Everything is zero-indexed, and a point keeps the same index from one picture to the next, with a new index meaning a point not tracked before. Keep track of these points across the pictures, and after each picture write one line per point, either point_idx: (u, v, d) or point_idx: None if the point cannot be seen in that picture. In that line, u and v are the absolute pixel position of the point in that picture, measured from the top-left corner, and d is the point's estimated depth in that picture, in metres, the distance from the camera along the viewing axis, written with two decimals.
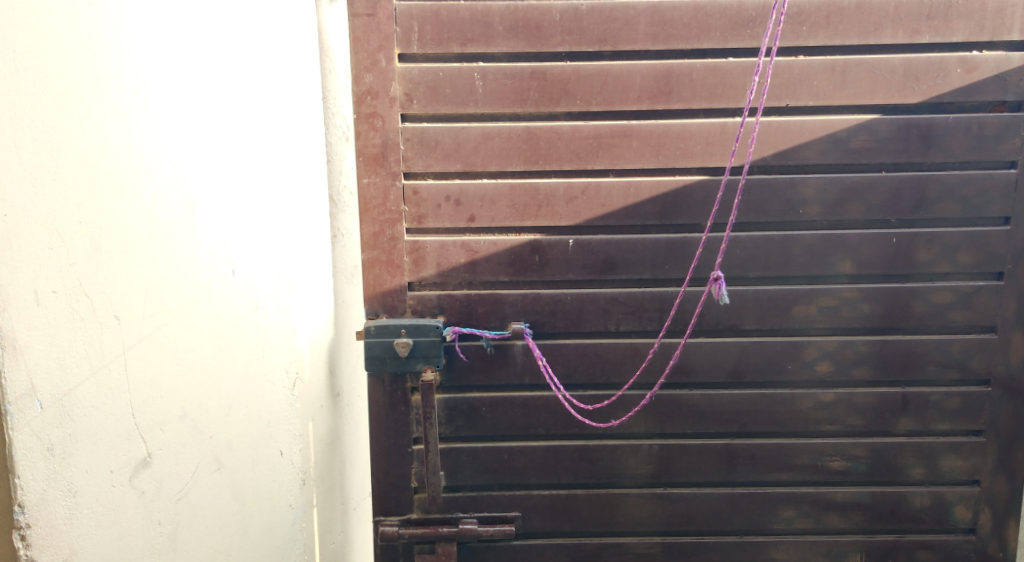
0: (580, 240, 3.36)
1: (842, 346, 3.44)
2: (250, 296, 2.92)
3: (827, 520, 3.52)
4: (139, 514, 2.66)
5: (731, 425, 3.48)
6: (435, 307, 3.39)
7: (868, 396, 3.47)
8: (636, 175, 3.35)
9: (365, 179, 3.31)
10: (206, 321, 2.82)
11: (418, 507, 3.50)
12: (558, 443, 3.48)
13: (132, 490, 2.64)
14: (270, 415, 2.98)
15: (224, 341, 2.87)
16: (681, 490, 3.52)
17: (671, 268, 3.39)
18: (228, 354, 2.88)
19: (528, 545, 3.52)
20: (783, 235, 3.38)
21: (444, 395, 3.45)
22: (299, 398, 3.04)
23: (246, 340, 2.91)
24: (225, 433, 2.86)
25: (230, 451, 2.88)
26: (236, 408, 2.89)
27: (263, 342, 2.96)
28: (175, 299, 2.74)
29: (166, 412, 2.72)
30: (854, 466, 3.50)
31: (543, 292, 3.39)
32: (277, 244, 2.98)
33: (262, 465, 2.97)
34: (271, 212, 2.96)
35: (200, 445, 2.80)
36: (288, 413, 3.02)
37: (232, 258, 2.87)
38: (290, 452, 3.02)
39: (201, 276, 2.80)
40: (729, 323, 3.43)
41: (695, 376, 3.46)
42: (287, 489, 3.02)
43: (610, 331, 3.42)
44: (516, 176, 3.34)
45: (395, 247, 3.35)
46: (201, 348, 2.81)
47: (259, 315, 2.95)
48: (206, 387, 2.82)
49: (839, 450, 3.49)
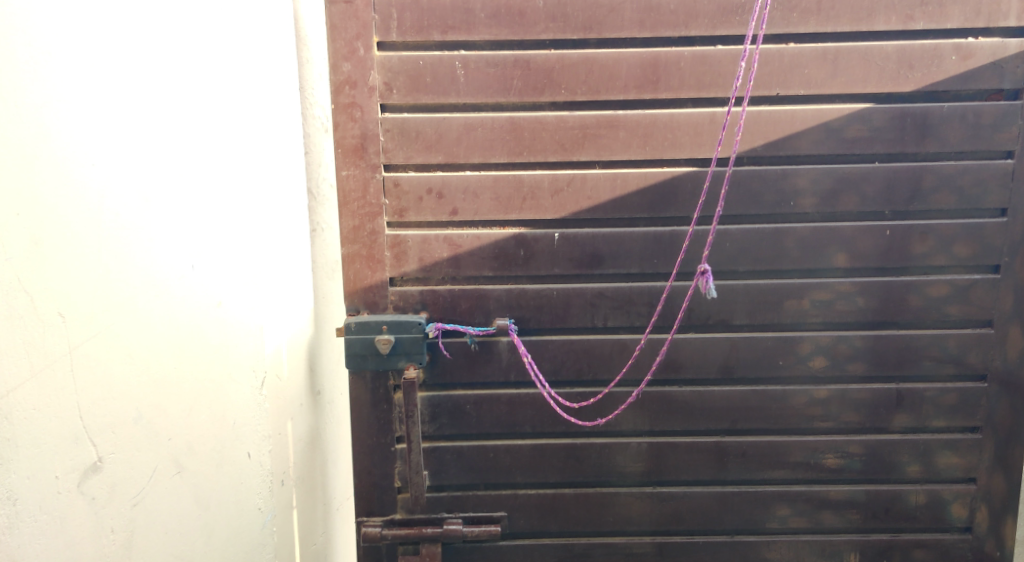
0: (566, 234, 3.28)
1: (836, 342, 3.36)
2: (212, 292, 2.83)
3: (821, 518, 3.44)
4: (90, 521, 2.56)
5: (722, 422, 3.40)
6: (417, 303, 3.31)
7: (863, 392, 3.39)
8: (623, 166, 3.26)
9: (344, 171, 3.23)
10: (164, 318, 2.72)
11: (402, 508, 3.42)
12: (544, 442, 3.40)
13: (81, 496, 2.55)
14: (236, 416, 2.90)
15: (184, 339, 2.77)
16: (670, 489, 3.44)
17: (660, 261, 3.30)
18: (189, 352, 2.78)
19: (514, 545, 3.44)
20: (775, 227, 3.30)
21: (427, 392, 3.37)
22: (268, 398, 2.96)
23: (208, 338, 2.82)
24: (186, 436, 2.77)
25: (192, 454, 2.79)
26: (198, 408, 2.80)
27: (228, 340, 2.87)
28: (128, 295, 2.65)
29: (119, 414, 2.62)
30: (849, 464, 3.42)
31: (528, 287, 3.30)
32: (241, 242, 2.88)
33: (228, 468, 2.88)
34: (234, 208, 2.86)
35: (157, 448, 2.71)
36: (256, 414, 2.94)
37: (192, 253, 2.78)
38: (259, 454, 2.95)
39: (158, 273, 2.71)
40: (718, 318, 3.35)
41: (685, 372, 3.37)
42: (255, 492, 2.94)
43: (598, 327, 3.34)
44: (500, 168, 3.26)
45: (376, 241, 3.26)
46: (158, 347, 2.71)
47: (222, 312, 2.86)
48: (164, 387, 2.73)
49: (833, 447, 3.42)
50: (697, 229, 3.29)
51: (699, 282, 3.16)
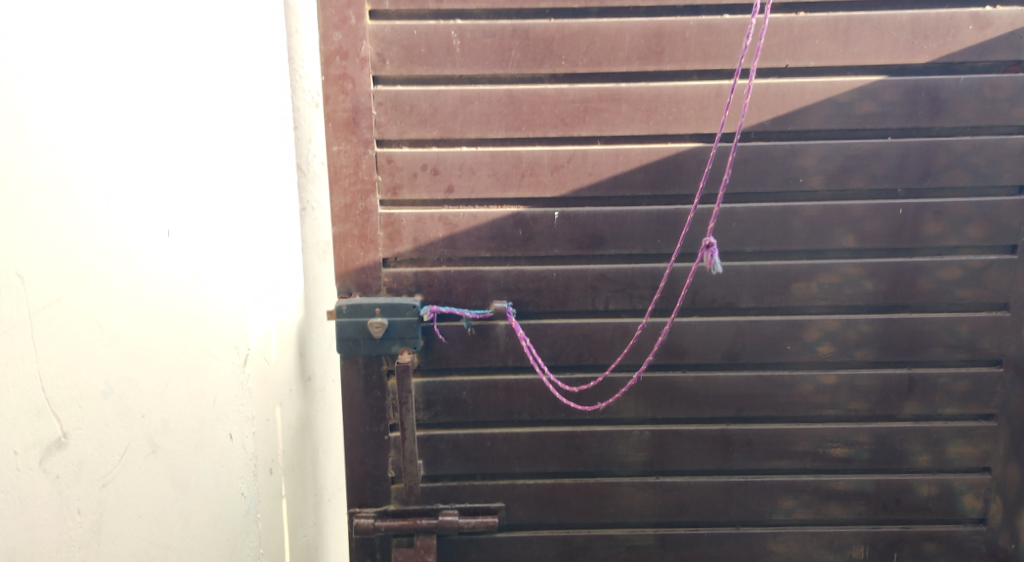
0: (566, 212, 3.15)
1: (845, 326, 3.25)
2: (190, 261, 2.73)
3: (828, 510, 3.33)
4: (54, 501, 2.63)
5: (727, 409, 3.29)
6: (411, 285, 3.18)
7: (871, 379, 3.27)
8: (626, 142, 3.14)
9: (336, 147, 3.10)
10: (135, 287, 2.68)
11: (396, 499, 3.30)
12: (543, 430, 3.28)
13: (44, 474, 2.61)
14: (216, 395, 2.78)
15: (158, 311, 2.71)
16: (673, 479, 3.32)
17: (663, 242, 3.17)
18: (163, 323, 2.71)
19: (512, 538, 3.32)
20: (783, 206, 3.18)
21: (422, 378, 3.25)
22: (252, 377, 2.82)
23: (185, 310, 2.73)
24: (160, 413, 2.72)
25: (167, 433, 2.74)
26: (174, 385, 2.74)
27: (206, 312, 2.76)
28: (95, 258, 2.63)
29: (87, 387, 2.64)
30: (856, 453, 3.31)
31: (527, 268, 3.18)
32: (220, 211, 2.76)
33: (207, 449, 2.79)
34: (214, 176, 2.75)
35: (129, 426, 2.69)
36: (239, 394, 2.81)
37: (167, 217, 2.69)
38: (240, 435, 2.82)
39: (130, 235, 2.66)
40: (724, 301, 3.23)
41: (689, 357, 3.26)
42: (239, 476, 2.82)
43: (599, 310, 3.22)
44: (497, 144, 3.13)
45: (368, 220, 3.14)
46: (128, 316, 2.67)
47: (201, 282, 2.76)
48: (135, 361, 2.69)
49: (840, 436, 3.30)
50: (701, 208, 3.17)
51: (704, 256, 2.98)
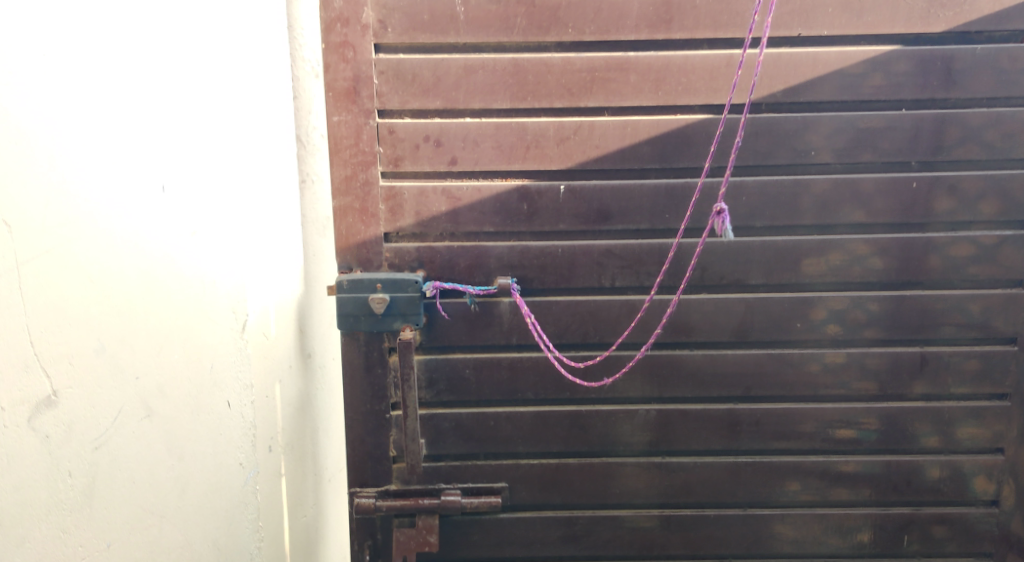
0: (572, 186, 3.08)
1: (851, 306, 3.18)
2: (186, 222, 2.59)
3: (834, 493, 3.27)
4: (43, 462, 2.28)
5: (735, 388, 3.22)
6: (413, 260, 3.11)
7: (880, 358, 3.20)
8: (633, 113, 3.06)
9: (336, 117, 3.03)
10: (129, 241, 2.45)
11: (398, 479, 3.25)
12: (547, 409, 3.21)
13: (34, 433, 2.26)
14: (213, 360, 2.67)
15: (151, 269, 2.51)
16: (680, 460, 3.26)
17: (671, 216, 3.10)
18: (157, 280, 2.53)
19: (515, 518, 3.26)
20: (794, 179, 3.11)
21: (424, 356, 3.18)
22: (249, 343, 2.75)
23: (181, 270, 2.59)
24: (155, 374, 2.52)
25: (163, 397, 2.54)
26: (170, 347, 2.56)
27: (201, 274, 2.64)
28: (80, 210, 2.34)
29: (77, 343, 2.34)
30: (864, 434, 3.25)
31: (532, 244, 3.11)
32: (212, 172, 2.65)
33: (204, 416, 2.65)
34: (206, 137, 2.63)
35: (123, 387, 2.44)
36: (237, 361, 2.73)
37: (161, 172, 2.52)
38: (239, 403, 2.74)
39: (120, 190, 2.43)
40: (734, 278, 3.16)
41: (697, 335, 3.19)
42: (237, 447, 2.74)
43: (605, 287, 3.15)
44: (502, 115, 3.05)
45: (370, 193, 3.07)
46: (121, 271, 2.44)
47: (197, 241, 2.62)
48: (128, 317, 2.46)
49: (848, 418, 3.24)
50: (711, 181, 3.10)
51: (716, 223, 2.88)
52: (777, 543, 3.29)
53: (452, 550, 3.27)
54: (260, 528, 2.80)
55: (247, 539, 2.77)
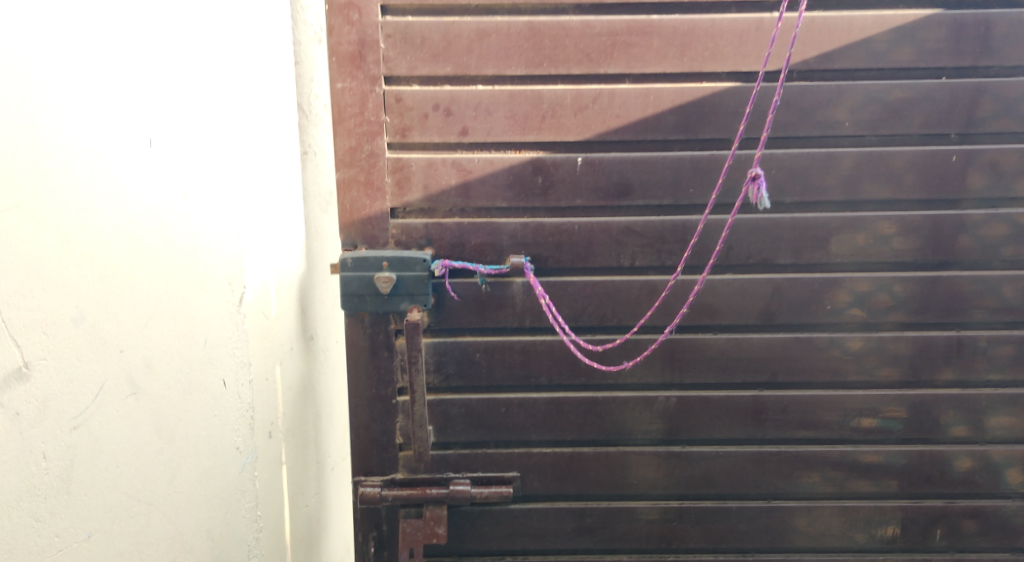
0: (590, 158, 2.91)
1: (875, 290, 3.02)
2: (176, 182, 2.42)
3: (853, 485, 3.11)
4: (15, 444, 2.09)
5: (760, 375, 3.06)
6: (422, 238, 2.94)
7: (903, 344, 3.04)
8: (655, 81, 2.89)
9: (340, 84, 2.86)
10: (112, 202, 2.28)
11: (404, 467, 3.09)
12: (562, 395, 3.05)
13: (4, 411, 2.07)
14: (207, 335, 2.51)
15: (138, 230, 2.34)
16: (701, 449, 3.10)
17: (695, 191, 2.93)
18: (143, 246, 2.35)
19: (527, 509, 3.11)
20: (826, 152, 2.97)
21: (432, 338, 3.02)
22: (246, 318, 2.58)
23: (171, 233, 2.41)
24: (142, 348, 2.35)
25: (150, 373, 2.38)
26: (159, 318, 2.39)
27: (193, 240, 2.46)
28: (58, 160, 2.16)
29: (55, 310, 2.16)
30: (890, 424, 3.08)
31: (546, 221, 2.94)
32: (206, 131, 2.48)
33: (197, 396, 2.49)
34: (199, 95, 2.46)
35: (106, 360, 2.27)
36: (232, 337, 2.57)
37: (150, 124, 2.34)
38: (235, 384, 2.58)
39: (103, 142, 2.25)
40: (761, 258, 3.00)
41: (721, 318, 3.03)
42: (233, 429, 2.58)
43: (624, 267, 2.98)
44: (516, 82, 2.88)
45: (375, 164, 2.90)
46: (106, 232, 2.27)
47: (189, 204, 2.45)
48: (113, 285, 2.29)
49: (870, 407, 3.07)
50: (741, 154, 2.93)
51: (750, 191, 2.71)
52: (803, 537, 3.13)
53: (461, 543, 3.12)
54: (258, 518, 2.65)
55: (244, 529, 2.62)
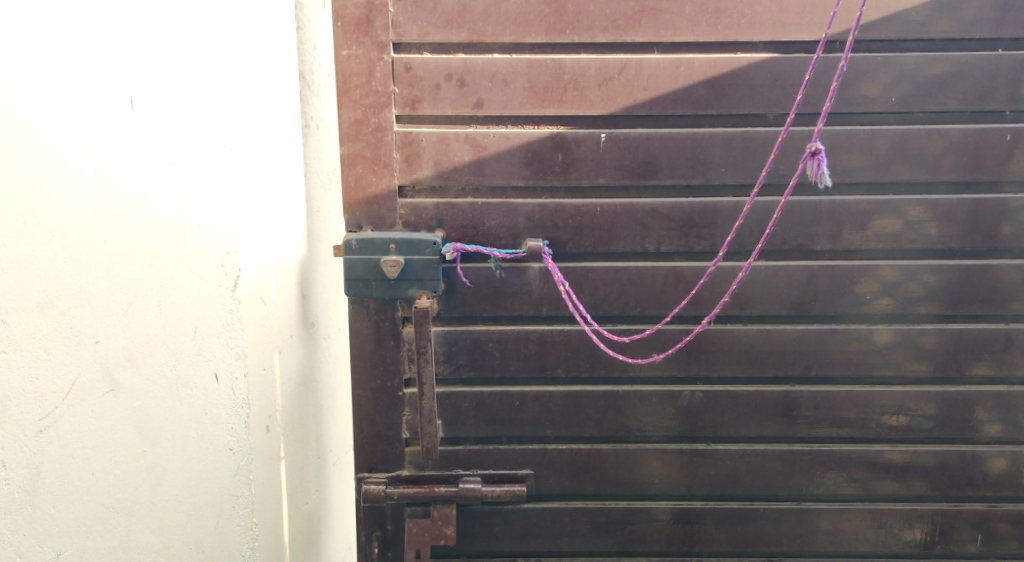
0: (614, 134, 2.70)
1: (901, 279, 2.82)
2: (162, 149, 2.21)
3: (878, 486, 2.91)
4: None
5: (793, 368, 2.86)
6: (432, 219, 2.74)
7: (935, 337, 2.84)
8: (686, 51, 2.68)
9: (344, 51, 2.65)
10: (87, 177, 2.11)
11: (410, 463, 2.89)
12: (580, 389, 2.86)
13: None
14: (196, 323, 2.29)
15: (117, 205, 2.16)
16: (727, 448, 2.90)
17: (727, 171, 2.72)
18: (123, 223, 2.17)
19: (542, 509, 2.92)
20: (869, 129, 2.76)
21: (442, 327, 2.82)
22: (241, 304, 2.36)
23: (156, 208, 2.22)
24: (122, 338, 2.17)
25: (131, 367, 2.19)
26: (141, 305, 2.20)
27: (181, 215, 2.25)
28: (20, 120, 2.01)
29: (18, 294, 2.01)
30: (917, 422, 2.88)
31: (566, 201, 2.73)
32: (193, 93, 2.25)
33: (185, 391, 2.29)
34: (185, 51, 2.23)
35: (79, 353, 2.10)
36: (225, 326, 2.34)
37: (130, 82, 2.15)
38: (229, 377, 2.36)
39: (73, 108, 2.08)
40: (797, 244, 2.81)
41: (752, 308, 2.83)
42: (226, 428, 2.36)
43: (649, 252, 2.77)
44: (535, 51, 2.67)
45: (383, 139, 2.69)
46: (77, 207, 2.09)
47: (177, 173, 2.24)
48: (88, 269, 2.11)
49: (896, 403, 2.87)
50: (795, 130, 2.72)
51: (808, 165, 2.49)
52: (833, 542, 2.93)
53: (470, 544, 2.92)
54: (254, 526, 2.42)
55: (237, 539, 2.40)
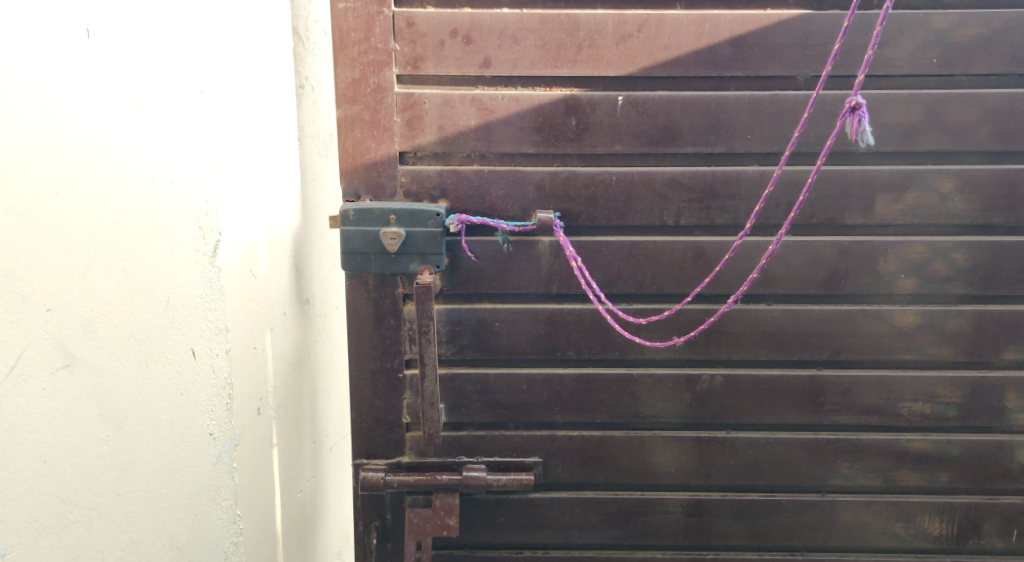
0: (632, 97, 2.51)
1: (931, 257, 2.63)
2: (127, 91, 2.04)
3: (900, 478, 2.73)
4: None
5: (819, 351, 2.68)
6: (435, 188, 2.55)
7: (963, 319, 2.65)
8: (712, 7, 2.49)
9: (341, 4, 2.46)
10: (33, 127, 1.94)
11: (411, 450, 2.71)
12: (592, 372, 2.68)
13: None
14: (170, 292, 2.12)
15: (70, 151, 1.98)
16: (748, 436, 2.72)
17: (754, 138, 2.53)
18: (78, 178, 2.00)
19: (550, 500, 2.74)
20: (907, 93, 2.57)
21: (445, 305, 2.63)
22: (222, 272, 2.17)
23: (117, 156, 2.04)
24: (79, 308, 2.01)
25: (88, 338, 2.03)
26: (101, 270, 2.04)
27: (149, 169, 2.08)
28: None
29: None
30: (944, 410, 2.69)
31: (580, 170, 2.54)
32: (163, 32, 2.06)
33: (156, 366, 2.12)
34: None
35: (26, 319, 1.95)
36: (203, 296, 2.16)
37: (85, 11, 1.98)
38: (209, 353, 2.18)
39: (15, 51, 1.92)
40: (826, 218, 2.62)
41: (778, 286, 2.65)
42: (207, 410, 2.18)
43: (668, 226, 2.58)
44: (548, 6, 2.48)
45: (383, 101, 2.50)
46: (23, 151, 1.93)
47: (143, 118, 2.06)
48: (37, 226, 1.95)
49: (920, 390, 2.69)
50: (825, 94, 2.54)
51: (847, 121, 2.29)
52: (856, 537, 2.75)
53: (474, 535, 2.75)
54: (238, 519, 2.25)
55: (219, 534, 2.22)
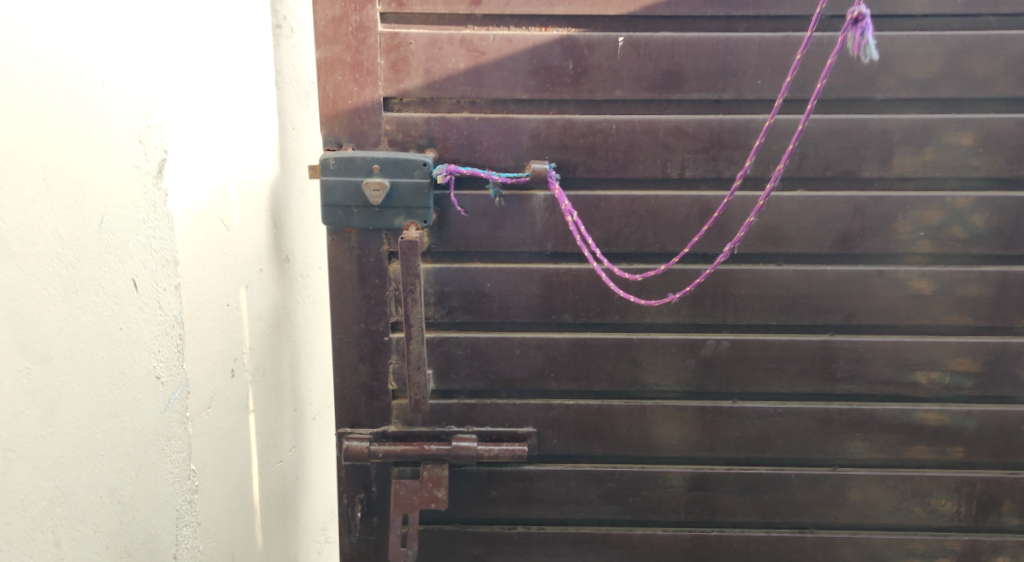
0: (633, 38, 2.34)
1: (950, 218, 2.45)
2: None
3: (912, 454, 2.56)
4: None
5: (832, 315, 2.51)
6: (422, 136, 2.39)
7: (982, 286, 2.48)
8: None
9: None
10: None
11: (397, 419, 2.56)
12: (589, 337, 2.51)
13: None
14: (102, 212, 1.84)
15: None
16: (755, 406, 2.56)
17: (764, 84, 2.36)
18: None
19: (544, 472, 2.58)
20: (930, 35, 2.38)
21: (433, 264, 2.47)
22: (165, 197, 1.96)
23: (30, 44, 1.70)
24: None
25: None
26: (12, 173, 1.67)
27: (72, 64, 1.77)
28: None
29: None
30: (960, 383, 2.52)
31: (577, 117, 2.38)
32: None
33: (87, 294, 1.82)
34: None
35: None
36: (144, 223, 1.92)
37: None
38: (154, 288, 1.95)
39: None
40: (841, 170, 2.45)
41: (789, 246, 2.48)
42: (151, 351, 1.96)
43: (671, 178, 2.42)
44: None
45: (365, 41, 2.34)
46: None
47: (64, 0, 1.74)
48: None
49: (936, 360, 2.52)
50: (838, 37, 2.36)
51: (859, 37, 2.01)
52: (869, 514, 2.59)
53: (464, 510, 2.60)
54: (191, 475, 2.06)
55: (171, 489, 2.01)
